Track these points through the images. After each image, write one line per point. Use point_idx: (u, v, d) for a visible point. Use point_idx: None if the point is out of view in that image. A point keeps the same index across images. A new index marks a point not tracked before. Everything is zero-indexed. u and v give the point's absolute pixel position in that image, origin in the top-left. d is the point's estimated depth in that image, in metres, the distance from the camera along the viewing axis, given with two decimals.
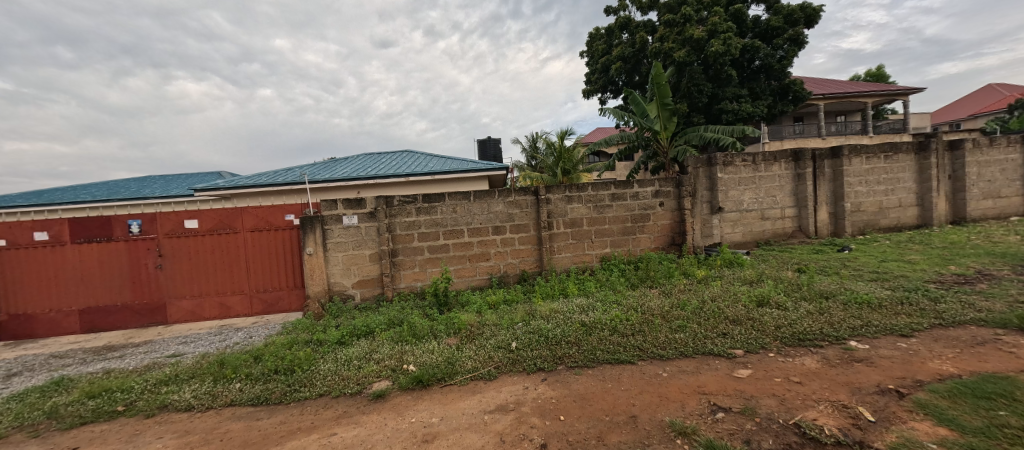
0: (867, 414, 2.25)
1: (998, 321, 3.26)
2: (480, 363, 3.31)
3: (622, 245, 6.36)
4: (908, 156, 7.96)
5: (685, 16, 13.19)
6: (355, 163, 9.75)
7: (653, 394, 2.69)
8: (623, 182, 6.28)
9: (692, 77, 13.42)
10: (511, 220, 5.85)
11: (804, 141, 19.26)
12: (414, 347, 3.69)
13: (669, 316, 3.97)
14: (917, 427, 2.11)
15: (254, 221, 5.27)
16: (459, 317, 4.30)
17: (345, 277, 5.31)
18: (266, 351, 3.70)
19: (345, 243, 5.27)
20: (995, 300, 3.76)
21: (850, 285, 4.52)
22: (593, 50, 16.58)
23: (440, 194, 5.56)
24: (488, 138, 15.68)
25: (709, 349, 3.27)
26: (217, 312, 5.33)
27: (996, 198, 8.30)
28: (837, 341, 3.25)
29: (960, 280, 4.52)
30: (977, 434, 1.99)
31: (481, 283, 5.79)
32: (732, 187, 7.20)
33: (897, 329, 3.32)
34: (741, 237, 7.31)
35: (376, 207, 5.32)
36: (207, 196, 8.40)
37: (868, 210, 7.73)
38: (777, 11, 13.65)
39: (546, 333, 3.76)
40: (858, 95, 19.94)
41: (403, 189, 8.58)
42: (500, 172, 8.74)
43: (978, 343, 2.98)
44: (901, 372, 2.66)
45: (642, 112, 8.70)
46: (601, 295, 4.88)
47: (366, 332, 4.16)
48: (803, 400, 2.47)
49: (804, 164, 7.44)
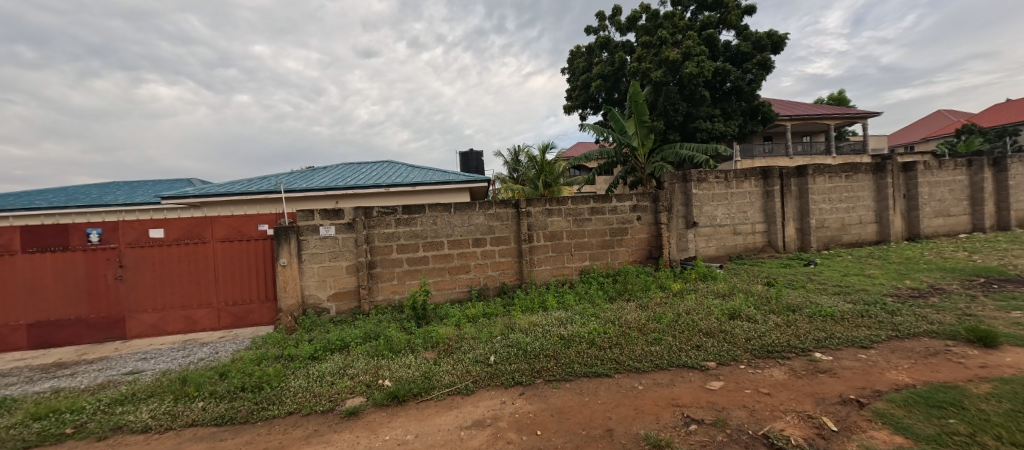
0: (830, 424, 2.34)
1: (948, 333, 3.47)
2: (458, 377, 3.27)
3: (600, 258, 6.45)
4: (868, 175, 8.42)
5: (661, 38, 13.72)
6: (333, 173, 9.59)
7: (630, 407, 2.72)
8: (601, 196, 6.41)
9: (668, 96, 13.90)
10: (491, 233, 5.86)
11: (773, 160, 20.15)
12: (391, 361, 3.61)
13: (645, 329, 4.04)
14: (875, 435, 2.20)
15: (225, 231, 5.10)
16: (437, 330, 4.24)
17: (320, 289, 5.18)
18: (233, 367, 3.55)
19: (321, 255, 5.16)
20: (945, 313, 3.99)
21: (815, 298, 4.70)
22: (574, 68, 17.00)
23: (420, 206, 5.53)
24: (471, 150, 15.74)
25: (684, 361, 3.34)
26: (181, 326, 5.09)
27: (946, 216, 8.86)
28: (803, 353, 3.38)
29: (915, 293, 4.79)
30: (931, 441, 2.09)
31: (461, 296, 5.75)
32: (706, 202, 7.43)
33: (858, 341, 3.48)
34: (715, 251, 7.53)
35: (354, 218, 5.24)
36: (176, 204, 8.08)
37: (831, 226, 8.12)
38: (746, 37, 14.36)
39: (524, 346, 3.75)
40: (822, 117, 21.07)
41: (383, 200, 8.49)
42: (481, 184, 8.78)
43: (931, 354, 3.16)
44: (862, 383, 2.78)
45: (620, 129, 8.95)
46: (579, 308, 4.91)
47: (341, 346, 4.05)
48: (771, 411, 2.55)
49: (772, 181, 7.79)
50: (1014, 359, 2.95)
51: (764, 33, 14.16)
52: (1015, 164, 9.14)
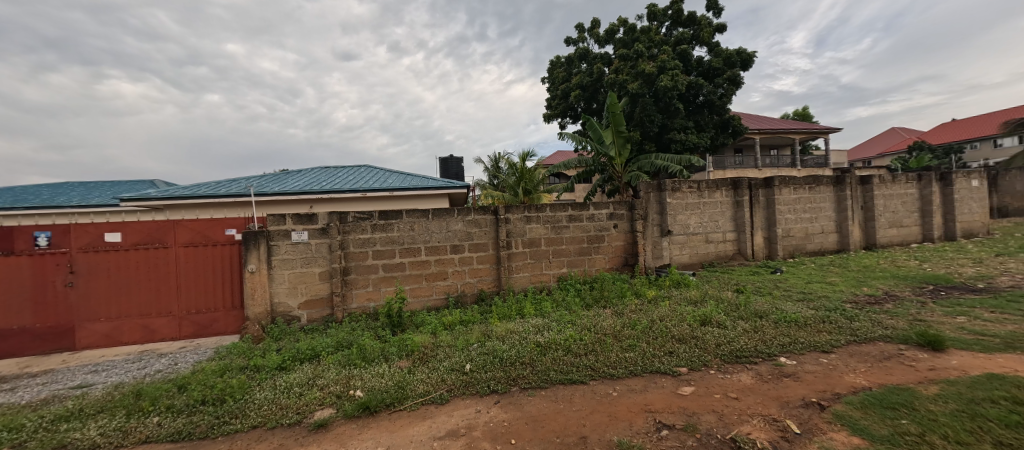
0: (793, 427, 2.42)
1: (901, 338, 3.66)
2: (432, 386, 3.22)
3: (578, 265, 6.52)
4: (829, 187, 8.87)
5: (638, 52, 14.13)
6: (307, 176, 9.36)
7: (604, 414, 2.74)
8: (579, 204, 6.49)
9: (644, 107, 14.25)
10: (469, 239, 5.83)
11: (743, 171, 20.97)
12: (363, 371, 3.52)
13: (620, 335, 4.09)
14: (835, 437, 2.29)
15: (189, 235, 4.88)
16: (413, 338, 4.17)
17: (291, 296, 5.01)
18: (193, 379, 3.38)
19: (292, 261, 5.00)
20: (898, 318, 4.22)
21: (781, 305, 4.89)
22: (554, 77, 17.25)
23: (397, 212, 5.45)
24: (450, 156, 15.68)
25: (657, 367, 3.39)
26: (138, 336, 4.80)
27: (899, 227, 9.41)
28: (769, 357, 3.50)
29: (871, 300, 5.04)
30: (885, 442, 2.19)
31: (438, 303, 5.67)
32: (680, 211, 7.64)
33: (819, 346, 3.63)
34: (688, 258, 7.73)
35: (328, 224, 5.12)
36: (136, 206, 7.68)
37: (796, 235, 8.48)
38: (718, 53, 14.94)
39: (501, 353, 3.73)
40: (787, 132, 22.10)
41: (359, 205, 8.34)
42: (460, 190, 8.74)
43: (886, 358, 3.33)
44: (823, 386, 2.90)
45: (598, 138, 9.12)
46: (556, 315, 4.93)
47: (312, 355, 3.92)
48: (739, 415, 2.62)
49: (741, 192, 8.09)
50: (958, 361, 3.14)
51: (734, 50, 14.77)
52: (960, 179, 9.82)
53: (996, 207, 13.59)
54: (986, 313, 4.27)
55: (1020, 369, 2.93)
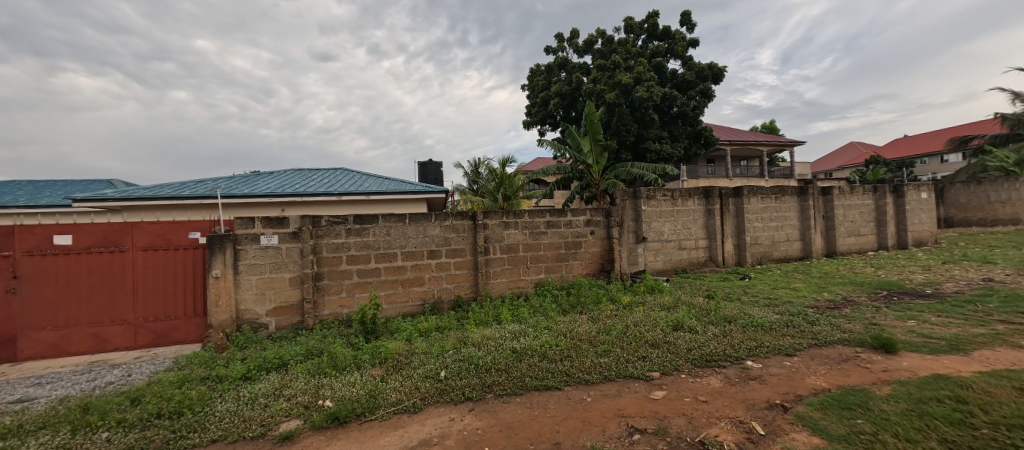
0: (758, 428, 2.50)
1: (857, 341, 3.85)
2: (405, 395, 3.15)
3: (555, 271, 6.56)
4: (793, 197, 9.28)
5: (615, 63, 14.46)
6: (279, 178, 9.07)
7: (578, 420, 2.75)
8: (557, 210, 6.55)
9: (620, 117, 14.57)
10: (446, 244, 5.78)
11: (715, 180, 21.72)
12: (333, 380, 3.41)
13: (595, 341, 4.13)
14: (796, 437, 2.38)
15: (149, 238, 4.65)
16: (387, 345, 4.08)
17: (258, 303, 4.82)
18: (149, 391, 3.19)
19: (260, 266, 4.82)
20: (855, 322, 4.43)
21: (749, 310, 5.06)
22: (534, 85, 17.43)
23: (373, 216, 5.35)
24: (429, 161, 15.55)
25: (630, 372, 3.44)
26: (88, 346, 4.51)
27: (857, 235, 9.94)
28: (737, 361, 3.60)
29: (831, 305, 5.29)
30: (842, 441, 2.29)
31: (414, 310, 5.58)
32: (654, 218, 7.81)
33: (783, 349, 3.77)
34: (662, 265, 7.90)
35: (300, 227, 4.97)
36: (90, 207, 7.24)
37: (763, 243, 8.82)
38: (691, 67, 15.45)
39: (476, 360, 3.70)
40: (756, 144, 23.07)
41: (333, 209, 8.15)
42: (438, 195, 8.66)
43: (843, 360, 3.49)
44: (786, 388, 3.01)
45: (577, 146, 9.24)
46: (533, 321, 4.93)
47: (279, 364, 3.78)
48: (707, 418, 2.68)
49: (712, 200, 8.36)
50: (908, 363, 3.33)
51: (706, 65, 15.32)
52: (911, 191, 10.47)
53: (944, 217, 14.63)
54: (933, 317, 4.55)
55: (963, 369, 3.13)
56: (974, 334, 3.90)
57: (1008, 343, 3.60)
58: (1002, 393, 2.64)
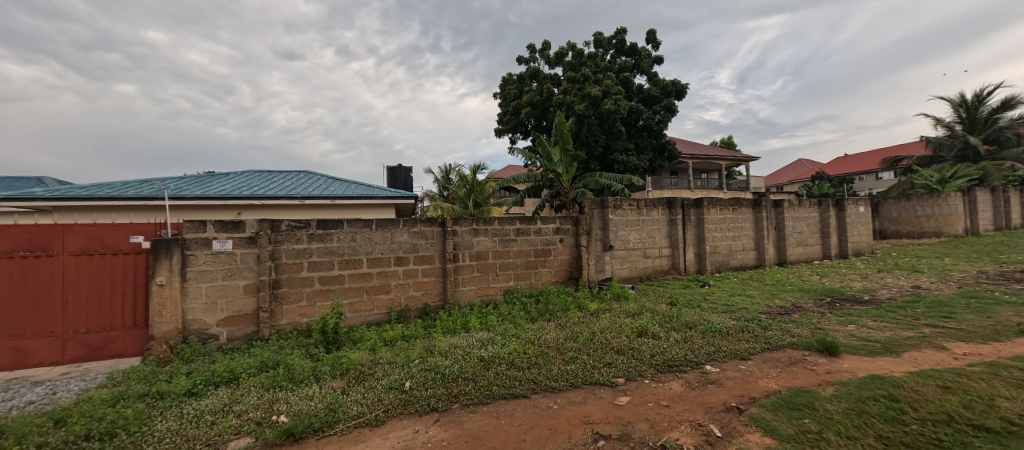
0: (715, 431, 2.59)
1: (805, 345, 4.10)
2: (367, 407, 3.04)
3: (525, 278, 6.59)
4: (749, 209, 9.80)
5: (584, 75, 14.84)
6: (236, 180, 8.61)
7: (544, 428, 2.76)
8: (527, 218, 6.59)
9: (589, 128, 14.92)
10: (414, 251, 5.68)
11: (677, 191, 22.64)
12: (289, 394, 3.25)
13: (562, 348, 4.16)
14: (750, 438, 2.49)
15: (82, 242, 4.27)
16: (349, 356, 3.94)
17: (208, 313, 4.53)
18: (77, 410, 2.92)
19: (211, 273, 4.54)
20: (803, 327, 4.72)
21: (708, 316, 5.26)
22: (505, 93, 17.58)
23: (337, 221, 5.19)
24: (399, 165, 15.30)
25: (596, 379, 3.48)
26: (7, 361, 4.06)
27: (805, 245, 10.62)
28: (696, 366, 3.73)
29: (782, 311, 5.60)
30: (791, 441, 2.42)
31: (379, 319, 5.43)
32: (621, 227, 8.01)
33: (738, 354, 3.95)
34: (628, 272, 8.11)
35: (257, 232, 4.73)
36: (16, 207, 6.57)
37: (722, 252, 9.25)
38: (656, 82, 16.09)
39: (442, 370, 3.64)
40: (715, 158, 24.29)
41: (295, 213, 7.83)
42: (407, 201, 8.52)
43: (793, 363, 3.70)
44: (742, 391, 3.15)
45: (547, 155, 9.37)
46: (501, 329, 4.91)
47: (230, 378, 3.56)
48: (669, 422, 2.76)
49: (675, 211, 8.69)
50: (850, 365, 3.57)
51: (670, 81, 16.00)
52: (850, 206, 11.33)
53: (879, 230, 15.87)
54: (870, 321, 4.93)
55: (895, 370, 3.40)
56: (905, 337, 4.25)
57: (933, 345, 3.95)
58: (928, 391, 2.89)
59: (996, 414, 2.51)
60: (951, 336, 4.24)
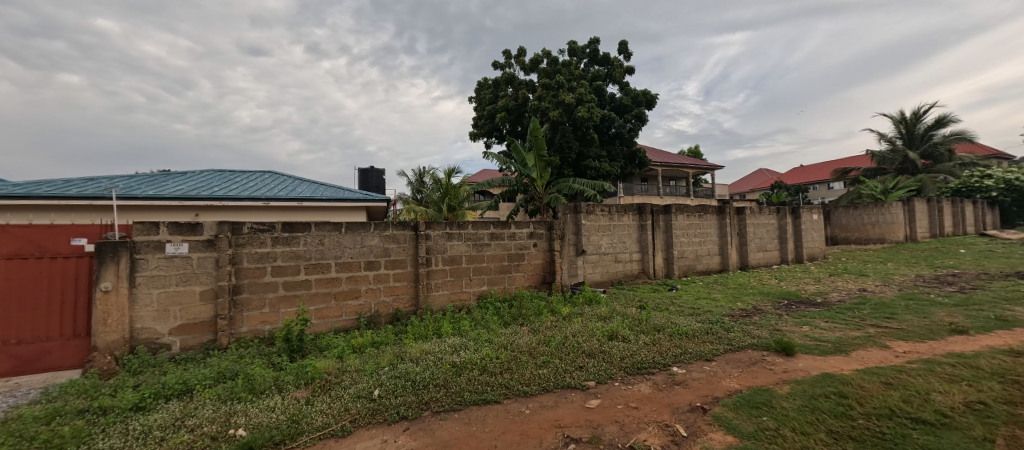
0: (681, 431, 2.67)
1: (764, 345, 4.29)
2: (333, 418, 2.94)
3: (498, 283, 6.58)
4: (714, 216, 10.20)
5: (559, 83, 15.06)
6: (194, 180, 8.17)
7: (516, 433, 2.75)
8: (500, 223, 6.60)
9: (563, 134, 15.14)
10: (386, 255, 5.57)
11: (647, 198, 23.29)
12: (248, 405, 3.10)
13: (535, 352, 4.18)
14: (714, 437, 2.58)
15: (16, 245, 3.94)
16: (315, 364, 3.81)
17: (160, 321, 4.27)
18: (4, 430, 2.66)
19: (164, 278, 4.29)
20: (763, 329, 4.94)
21: (676, 319, 5.42)
22: (481, 98, 17.57)
23: (304, 224, 5.02)
24: (371, 168, 14.99)
25: (568, 382, 3.52)
26: None
27: (765, 250, 11.14)
28: (664, 368, 3.84)
29: (744, 313, 5.85)
30: (751, 438, 2.52)
31: (348, 325, 5.27)
32: (593, 232, 8.14)
33: (703, 355, 4.09)
34: (600, 277, 8.25)
35: (217, 235, 4.51)
36: None
37: (688, 256, 9.56)
38: (628, 92, 16.53)
39: (413, 376, 3.57)
40: (683, 166, 25.17)
41: (259, 215, 7.52)
42: (379, 204, 8.35)
43: (753, 363, 3.87)
44: (706, 391, 3.26)
45: (522, 161, 9.43)
46: (474, 334, 4.87)
47: (182, 390, 3.37)
48: (637, 423, 2.82)
49: (645, 217, 8.93)
50: (804, 364, 3.77)
51: (641, 91, 16.49)
52: (805, 214, 12.00)
53: (830, 236, 16.88)
54: (823, 322, 5.23)
55: (844, 368, 3.61)
56: (853, 336, 4.54)
57: (877, 344, 4.23)
58: (873, 387, 3.09)
59: (931, 408, 2.72)
60: (893, 335, 4.55)
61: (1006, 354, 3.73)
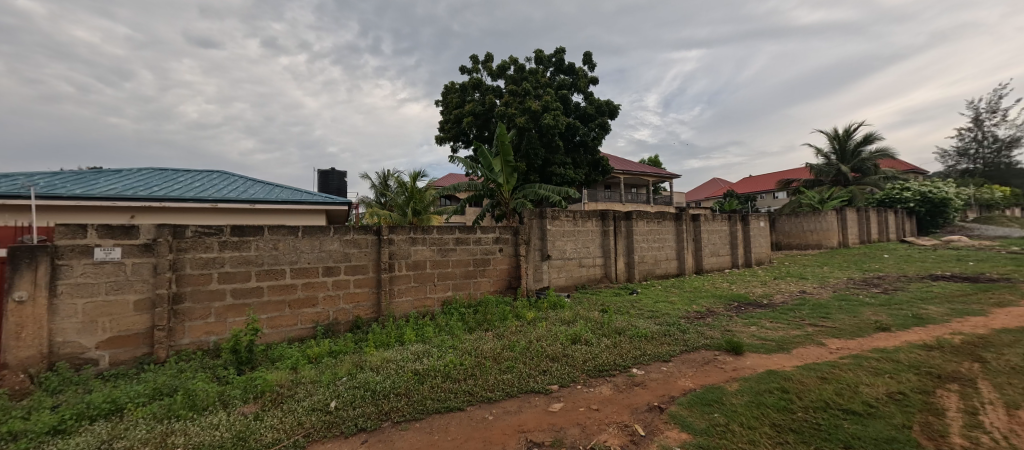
0: (639, 430, 2.76)
1: (716, 345, 4.51)
2: (285, 433, 2.79)
3: (463, 288, 6.52)
4: (672, 222, 10.64)
5: (526, 90, 15.23)
6: (131, 179, 7.54)
7: (479, 440, 2.73)
8: (466, 227, 6.57)
9: (529, 140, 15.29)
10: (346, 260, 5.38)
11: (610, 204, 23.95)
12: (188, 424, 2.88)
13: (499, 358, 4.17)
14: (669, 435, 2.67)
15: None
16: (266, 377, 3.61)
17: (85, 334, 3.89)
18: None
19: (92, 286, 3.93)
20: (715, 329, 5.21)
21: (636, 322, 5.59)
22: (447, 102, 17.45)
23: (256, 227, 4.76)
24: (331, 169, 14.46)
25: (531, 387, 3.53)
26: None
27: (718, 256, 11.75)
28: (624, 370, 3.94)
29: (699, 315, 6.13)
30: (703, 434, 2.64)
31: (303, 334, 5.04)
32: (558, 238, 8.26)
33: (660, 356, 4.24)
34: (564, 281, 8.37)
35: (155, 239, 4.18)
36: None
37: (648, 261, 9.91)
38: (592, 101, 16.99)
39: (373, 386, 3.46)
40: (644, 174, 26.15)
41: (206, 218, 7.08)
42: (339, 207, 8.06)
43: (706, 362, 4.06)
44: (663, 391, 3.38)
45: (488, 166, 9.44)
46: (437, 340, 4.79)
47: (111, 410, 3.08)
48: (598, 425, 2.88)
49: (608, 223, 9.18)
50: (751, 362, 4.00)
51: (605, 101, 16.99)
52: (754, 221, 12.78)
53: (775, 242, 18.06)
54: (768, 322, 5.58)
55: (787, 364, 3.87)
56: (794, 335, 4.87)
57: (815, 342, 4.57)
58: (810, 382, 3.32)
59: (860, 399, 2.96)
60: (827, 333, 4.94)
61: (921, 349, 4.14)
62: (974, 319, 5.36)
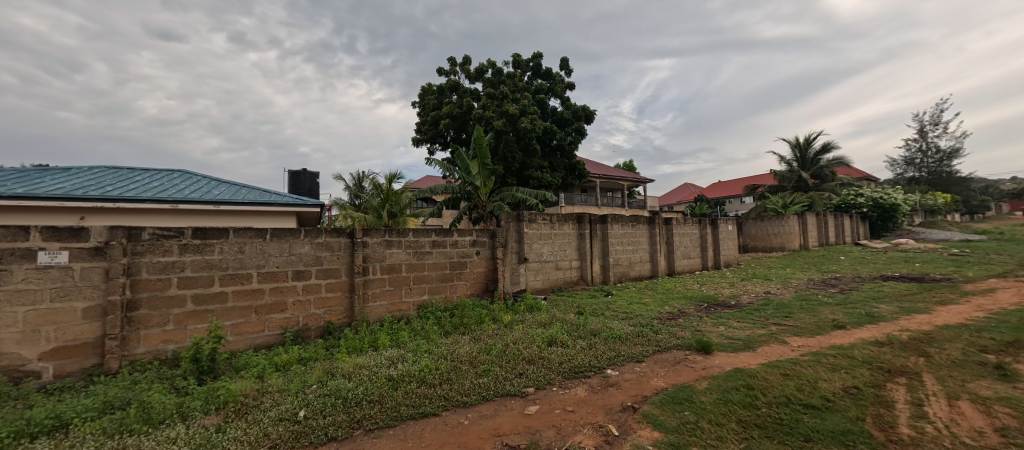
0: (613, 430, 2.80)
1: (686, 345, 4.64)
2: (249, 444, 2.68)
3: (439, 291, 6.45)
4: (645, 226, 10.89)
5: (503, 93, 15.28)
6: (83, 178, 7.09)
7: (454, 445, 2.70)
8: (443, 230, 6.51)
9: (506, 144, 15.32)
10: (318, 264, 5.23)
11: (586, 207, 24.29)
12: (143, 438, 2.72)
13: (475, 361, 4.14)
14: (642, 434, 2.72)
15: None
16: (230, 386, 3.45)
17: (26, 345, 3.63)
18: None
19: (35, 293, 3.67)
20: (686, 330, 5.36)
21: (611, 323, 5.69)
22: (424, 103, 17.28)
23: (220, 230, 4.56)
24: (303, 170, 14.05)
25: (507, 390, 3.53)
26: None
27: (689, 258, 12.10)
28: (599, 371, 4.00)
29: (671, 316, 6.29)
30: (674, 432, 2.70)
31: (271, 341, 4.85)
32: (535, 240, 8.30)
33: (634, 357, 4.33)
34: (541, 284, 8.41)
35: (108, 242, 3.94)
36: None
37: (622, 264, 10.09)
38: (568, 105, 17.20)
39: (345, 393, 3.37)
40: (618, 178, 26.68)
41: (166, 219, 6.74)
42: (312, 209, 7.84)
43: (678, 362, 4.17)
44: (636, 391, 3.45)
45: (465, 168, 9.41)
46: (412, 345, 4.72)
47: (55, 426, 2.87)
48: (573, 426, 2.90)
49: (583, 226, 9.30)
50: (720, 360, 4.14)
51: (581, 106, 17.24)
52: (722, 225, 13.24)
53: (743, 245, 18.77)
54: (735, 322, 5.79)
55: (753, 362, 4.03)
56: (759, 334, 5.08)
57: (778, 340, 4.78)
58: (774, 378, 3.47)
59: (819, 394, 3.12)
60: (790, 331, 5.17)
61: (874, 345, 4.39)
62: (921, 316, 5.73)
